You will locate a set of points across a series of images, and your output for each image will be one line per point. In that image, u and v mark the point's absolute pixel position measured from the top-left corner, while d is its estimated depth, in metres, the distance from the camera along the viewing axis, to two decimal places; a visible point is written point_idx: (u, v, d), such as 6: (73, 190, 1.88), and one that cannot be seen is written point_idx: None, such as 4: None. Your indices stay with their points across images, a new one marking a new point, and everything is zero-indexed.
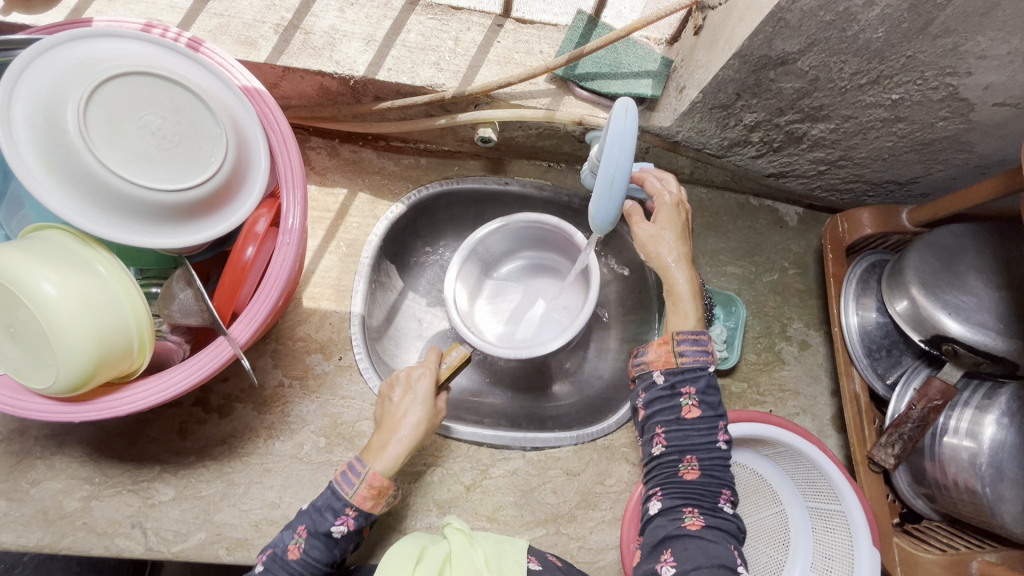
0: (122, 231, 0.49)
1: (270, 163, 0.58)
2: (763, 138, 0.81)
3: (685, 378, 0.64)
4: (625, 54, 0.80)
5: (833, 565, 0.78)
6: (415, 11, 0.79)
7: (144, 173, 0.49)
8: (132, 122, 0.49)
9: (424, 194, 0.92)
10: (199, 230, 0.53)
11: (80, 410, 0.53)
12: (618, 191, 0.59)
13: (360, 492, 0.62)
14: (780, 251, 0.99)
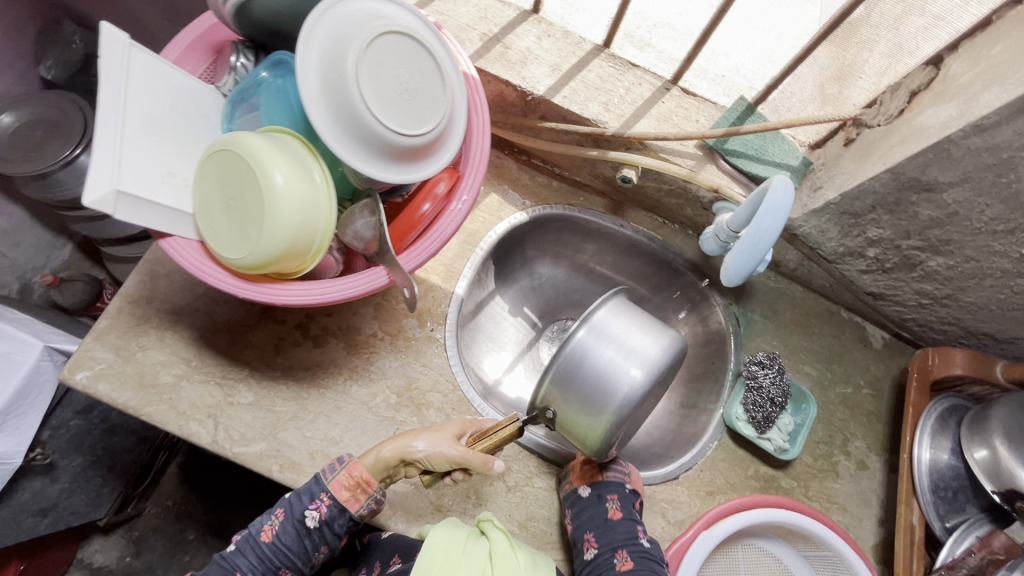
0: (348, 152, 0.57)
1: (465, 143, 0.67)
2: (879, 255, 0.86)
3: (609, 488, 0.81)
4: (771, 144, 0.87)
5: None
6: (599, 56, 0.89)
7: (387, 113, 0.57)
8: (390, 69, 0.57)
9: (547, 212, 1.00)
10: (400, 174, 0.60)
11: (246, 288, 0.60)
12: (762, 248, 0.64)
13: (338, 479, 0.75)
14: (859, 369, 1.00)
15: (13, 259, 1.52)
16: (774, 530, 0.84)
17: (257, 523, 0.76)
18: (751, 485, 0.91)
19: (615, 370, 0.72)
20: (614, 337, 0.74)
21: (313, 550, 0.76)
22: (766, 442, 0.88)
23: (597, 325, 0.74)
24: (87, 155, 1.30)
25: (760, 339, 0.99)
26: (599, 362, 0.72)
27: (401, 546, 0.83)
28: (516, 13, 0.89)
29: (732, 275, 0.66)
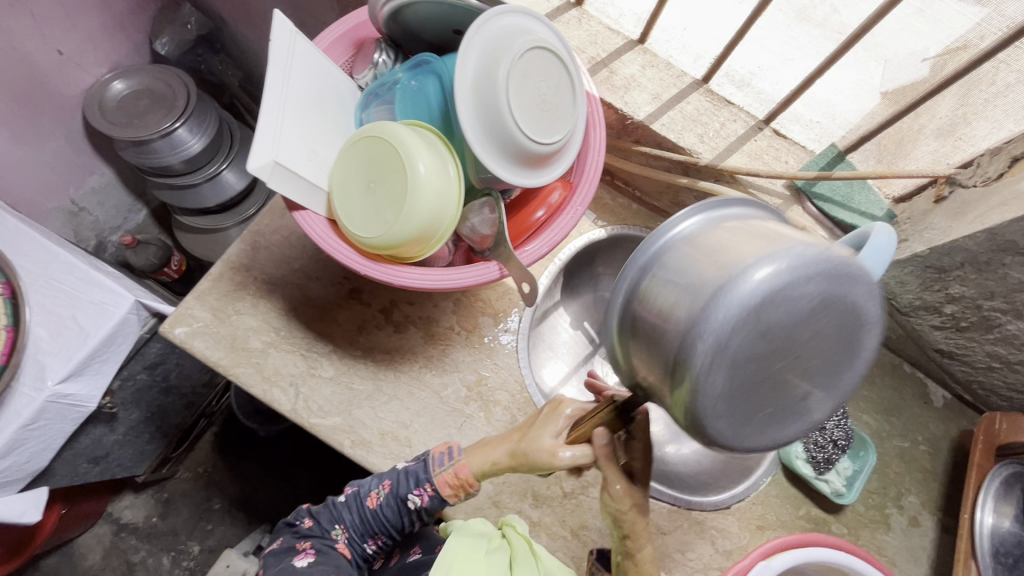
0: (485, 152, 0.61)
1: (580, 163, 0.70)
2: (955, 313, 0.87)
3: None
4: (858, 193, 0.89)
5: None
6: (699, 90, 0.93)
7: (522, 117, 0.61)
8: (533, 82, 0.62)
9: (625, 232, 1.03)
10: (524, 178, 0.64)
11: (369, 266, 0.63)
12: None
13: (444, 475, 0.75)
14: (917, 425, 1.00)
15: (95, 216, 1.60)
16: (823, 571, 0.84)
17: (364, 487, 0.78)
18: (801, 526, 0.91)
19: (695, 286, 0.42)
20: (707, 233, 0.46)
21: (410, 523, 0.78)
22: (824, 483, 0.90)
23: (683, 238, 0.47)
24: (184, 128, 1.38)
25: None
26: (673, 280, 0.44)
27: (425, 540, 0.85)
28: (623, 42, 0.94)
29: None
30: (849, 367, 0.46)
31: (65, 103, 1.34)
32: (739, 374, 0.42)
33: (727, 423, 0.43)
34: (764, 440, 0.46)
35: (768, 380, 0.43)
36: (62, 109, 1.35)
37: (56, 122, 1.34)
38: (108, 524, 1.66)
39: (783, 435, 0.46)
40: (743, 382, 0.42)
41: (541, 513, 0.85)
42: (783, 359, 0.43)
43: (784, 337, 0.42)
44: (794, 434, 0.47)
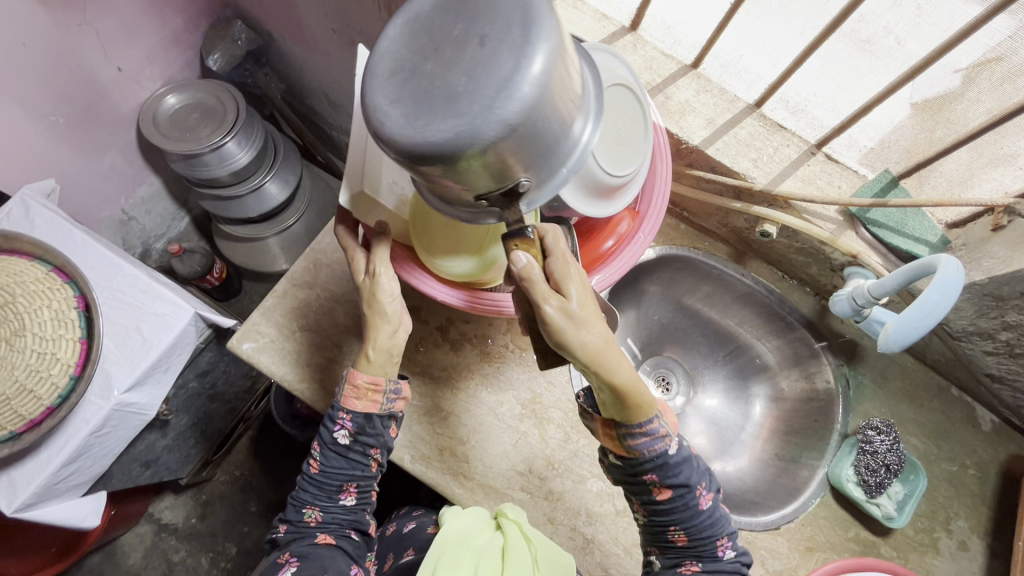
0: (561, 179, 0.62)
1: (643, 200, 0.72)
2: (1010, 339, 0.87)
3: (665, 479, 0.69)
4: (912, 219, 0.90)
5: None
6: (752, 115, 0.95)
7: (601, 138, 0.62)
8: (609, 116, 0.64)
9: (674, 252, 1.06)
10: (590, 207, 0.65)
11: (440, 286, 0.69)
12: (928, 323, 0.68)
13: (347, 394, 0.73)
14: (965, 448, 1.00)
15: (143, 225, 1.65)
16: None
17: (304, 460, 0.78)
18: (850, 548, 0.92)
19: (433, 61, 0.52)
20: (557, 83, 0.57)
21: (367, 459, 0.76)
22: (875, 507, 0.90)
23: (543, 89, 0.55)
24: (233, 142, 1.41)
25: (867, 404, 1.01)
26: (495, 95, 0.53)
27: (417, 541, 0.93)
28: (677, 68, 0.97)
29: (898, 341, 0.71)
30: (507, 56, 0.49)
31: (122, 116, 1.40)
32: (461, 107, 0.49)
33: (397, 116, 0.52)
34: (450, 128, 0.49)
35: (406, 56, 0.53)
36: (119, 123, 1.40)
37: (114, 135, 1.41)
38: (150, 524, 1.71)
39: (468, 115, 0.49)
40: (375, 66, 0.55)
41: (595, 531, 0.86)
42: (442, 63, 0.51)
43: (439, 47, 0.51)
44: (465, 123, 0.49)
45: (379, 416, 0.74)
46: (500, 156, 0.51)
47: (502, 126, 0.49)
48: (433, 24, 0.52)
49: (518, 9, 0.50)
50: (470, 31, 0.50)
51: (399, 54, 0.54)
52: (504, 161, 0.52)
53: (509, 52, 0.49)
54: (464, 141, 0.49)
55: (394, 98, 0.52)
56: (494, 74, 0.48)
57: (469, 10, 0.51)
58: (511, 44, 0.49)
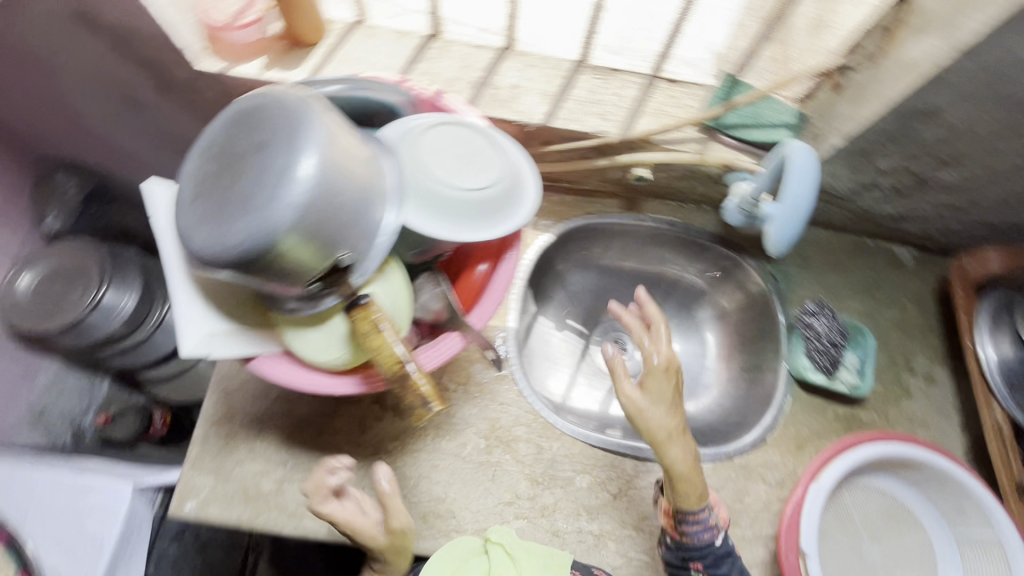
0: (443, 228, 0.60)
1: (537, 204, 0.65)
2: (892, 182, 0.89)
3: (693, 556, 0.74)
4: (764, 108, 0.91)
5: None
6: (582, 72, 0.93)
7: (448, 173, 0.61)
8: (444, 151, 0.62)
9: (570, 225, 1.03)
10: (492, 227, 0.62)
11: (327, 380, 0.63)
12: (802, 212, 0.70)
13: None
14: (899, 289, 1.04)
15: (61, 410, 1.54)
16: (874, 467, 0.85)
17: None
18: (835, 429, 0.94)
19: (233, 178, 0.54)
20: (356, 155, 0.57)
21: None
22: (839, 384, 0.92)
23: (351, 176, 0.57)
24: (110, 293, 1.33)
25: (801, 288, 1.03)
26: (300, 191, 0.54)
27: None
28: (494, 54, 0.94)
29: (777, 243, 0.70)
30: (286, 150, 0.50)
31: None
32: (243, 205, 0.50)
33: (198, 235, 0.52)
34: (239, 235, 0.49)
35: (201, 179, 0.54)
36: None
37: None
38: None
39: (255, 217, 0.49)
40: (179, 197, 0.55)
41: (601, 524, 0.85)
42: (230, 173, 0.52)
43: (224, 163, 0.53)
44: (254, 224, 0.49)
45: None
46: (307, 237, 0.51)
47: (293, 217, 0.49)
48: (217, 143, 0.54)
49: (289, 109, 0.52)
50: (251, 142, 0.52)
51: (196, 182, 0.54)
52: (314, 240, 0.52)
53: (281, 155, 0.50)
54: (264, 237, 0.49)
55: (196, 217, 0.52)
56: (272, 174, 0.49)
57: (245, 128, 0.53)
58: (285, 136, 0.51)
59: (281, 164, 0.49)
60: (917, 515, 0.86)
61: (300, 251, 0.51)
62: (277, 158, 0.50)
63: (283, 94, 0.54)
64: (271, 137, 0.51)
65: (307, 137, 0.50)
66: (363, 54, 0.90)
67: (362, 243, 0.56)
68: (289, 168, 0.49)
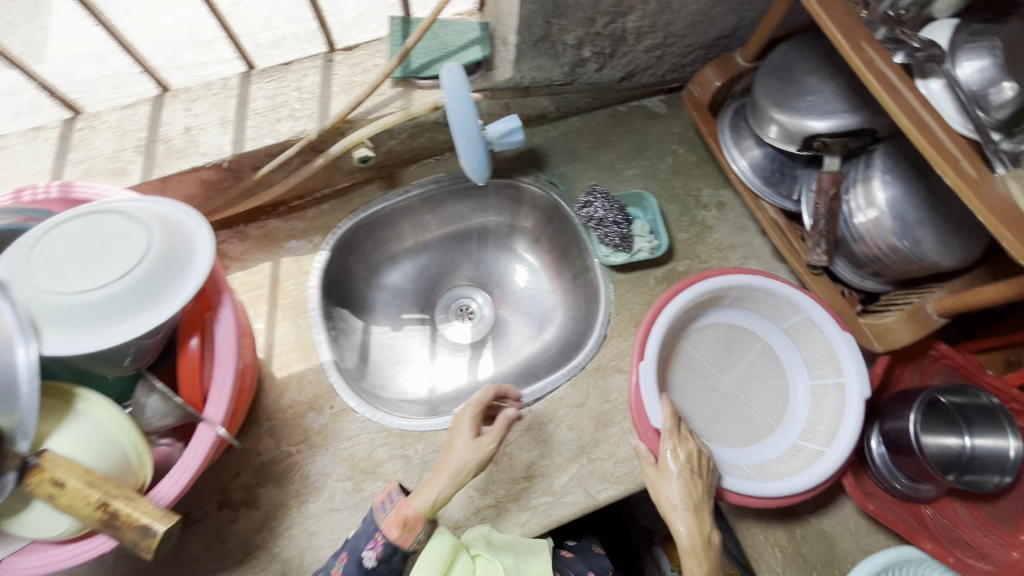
0: (109, 333, 0.52)
1: (213, 252, 0.58)
2: (594, 50, 0.89)
3: None
4: (446, 35, 0.87)
5: (824, 362, 0.86)
6: (252, 81, 0.85)
7: (80, 278, 0.53)
8: (69, 255, 0.54)
9: (341, 232, 0.97)
10: (166, 302, 0.54)
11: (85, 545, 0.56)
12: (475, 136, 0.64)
13: None
14: (664, 138, 1.06)
15: None
16: (695, 311, 0.89)
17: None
18: (660, 292, 0.97)
19: None
20: None
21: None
22: (640, 253, 0.94)
23: None
24: None
25: (581, 180, 1.03)
26: None
27: None
28: (150, 104, 0.83)
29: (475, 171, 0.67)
30: None
31: None
32: None
33: None
34: None
35: None
36: None
37: None
38: None
39: None
40: None
41: (493, 493, 0.85)
42: None
43: None
44: None
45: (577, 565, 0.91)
46: None
47: None
48: None
49: None
50: None
51: None
52: None
53: None
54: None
55: None
56: None
57: None
58: None
59: None
60: (749, 328, 0.93)
61: None
62: None
63: None
64: None
65: None
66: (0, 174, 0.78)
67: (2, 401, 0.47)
68: None
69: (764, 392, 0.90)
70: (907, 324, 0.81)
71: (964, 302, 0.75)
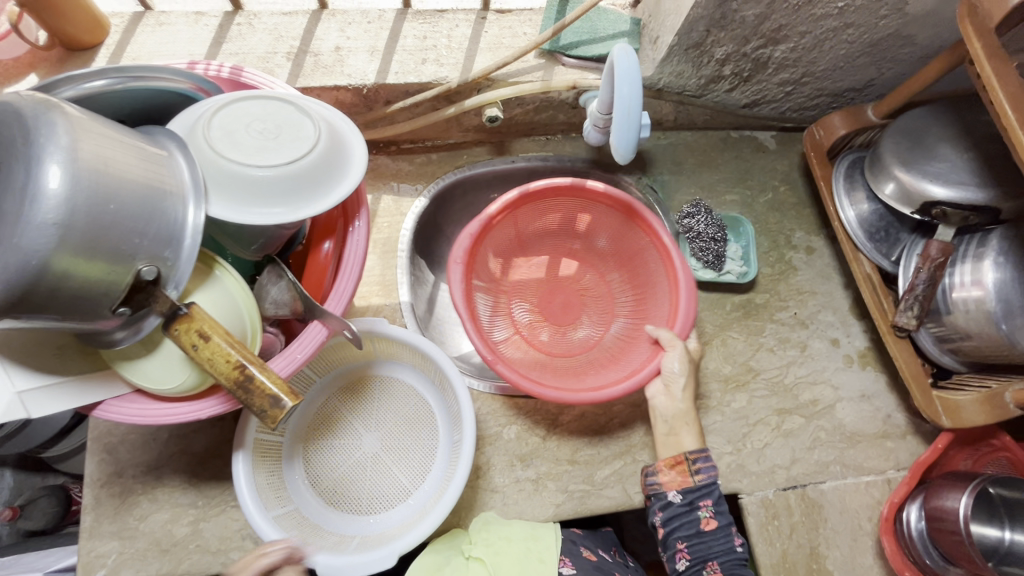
0: (267, 211, 0.55)
1: (369, 162, 0.61)
2: (734, 70, 0.91)
3: (700, 495, 0.75)
4: (599, 21, 0.89)
5: (323, 441, 0.80)
6: (407, 20, 0.88)
7: (249, 155, 0.55)
8: (243, 131, 0.56)
9: (442, 185, 0.99)
10: (324, 198, 0.57)
11: (182, 407, 0.57)
12: (635, 120, 0.66)
13: (660, 475, 0.77)
14: (768, 173, 1.07)
15: None
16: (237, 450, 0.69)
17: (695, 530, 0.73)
18: (735, 318, 0.98)
19: None
20: (138, 148, 0.50)
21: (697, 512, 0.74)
22: (728, 275, 0.96)
23: (145, 162, 0.49)
24: None
25: (679, 193, 1.04)
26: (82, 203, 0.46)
27: None
28: (307, 18, 0.86)
29: (621, 153, 0.68)
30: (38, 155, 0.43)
31: None
32: (11, 225, 0.43)
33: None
34: (8, 265, 0.42)
35: None
36: None
37: None
38: None
39: (21, 243, 0.42)
40: None
41: (537, 468, 0.86)
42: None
43: None
44: (30, 246, 0.42)
45: (689, 489, 0.75)
46: (92, 252, 0.45)
47: (70, 227, 0.43)
48: None
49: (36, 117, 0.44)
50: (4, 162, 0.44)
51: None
52: (102, 253, 0.46)
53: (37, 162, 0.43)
54: (34, 265, 0.43)
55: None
56: (29, 186, 0.42)
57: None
58: (33, 137, 0.43)
59: (40, 170, 0.42)
60: (323, 411, 0.82)
61: (90, 269, 0.45)
62: (33, 160, 0.43)
63: (24, 95, 0.46)
64: (20, 142, 0.43)
65: (57, 137, 0.43)
66: (157, 46, 0.80)
67: (167, 252, 0.50)
68: (59, 171, 0.43)
69: (384, 463, 0.80)
70: (982, 409, 0.81)
71: None
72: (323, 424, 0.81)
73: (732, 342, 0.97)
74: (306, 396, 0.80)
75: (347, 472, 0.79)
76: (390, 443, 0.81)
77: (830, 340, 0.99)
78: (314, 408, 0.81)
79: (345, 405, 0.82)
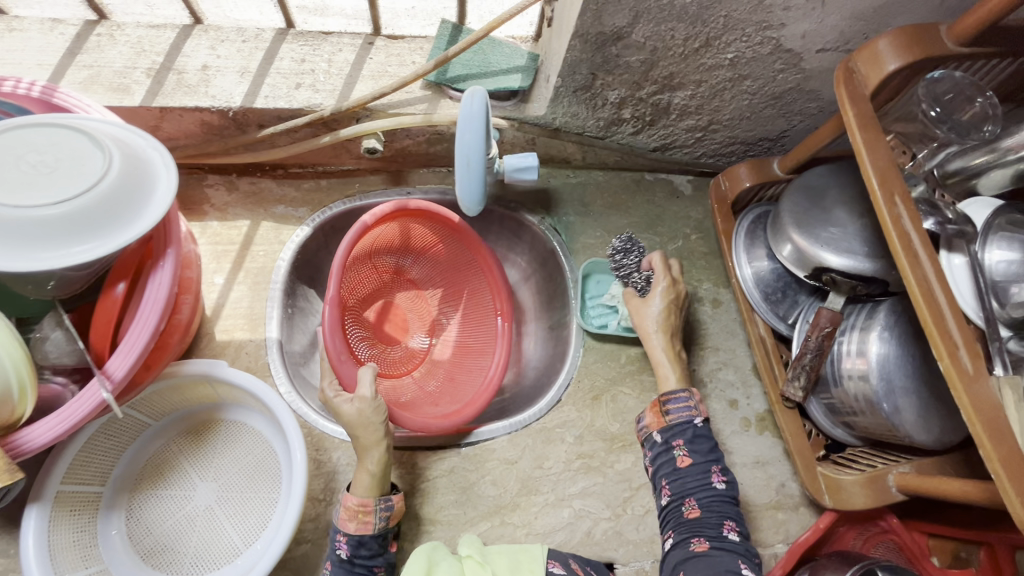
0: (33, 252, 0.50)
1: (173, 196, 0.55)
2: (634, 113, 0.86)
3: (674, 433, 0.75)
4: (491, 54, 0.85)
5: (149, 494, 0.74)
6: (286, 41, 0.82)
7: (17, 191, 0.50)
8: (14, 164, 0.51)
9: (328, 214, 0.94)
10: (107, 236, 0.52)
11: None
12: (475, 169, 0.63)
13: (645, 419, 0.78)
14: (680, 220, 1.03)
15: None
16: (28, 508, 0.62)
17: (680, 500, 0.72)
18: (629, 372, 0.93)
19: None
20: None
21: (675, 450, 0.74)
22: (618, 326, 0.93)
23: None
24: None
25: (583, 236, 0.99)
26: None
27: None
28: (176, 32, 0.80)
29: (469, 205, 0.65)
30: None
31: None
32: None
33: None
34: None
35: None
36: None
37: None
38: None
39: None
40: None
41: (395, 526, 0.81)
42: None
43: None
44: None
45: (666, 428, 0.76)
46: None
47: None
48: None
49: None
50: None
51: None
52: None
53: None
54: None
55: None
56: None
57: None
58: None
59: None
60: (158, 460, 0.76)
61: None
62: None
63: None
64: None
65: None
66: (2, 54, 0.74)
67: None
68: None
69: (215, 517, 0.74)
70: (864, 491, 0.76)
71: (921, 485, 0.70)
72: (153, 473, 0.75)
73: (623, 398, 0.91)
74: (135, 443, 0.74)
75: (172, 529, 0.73)
76: (226, 494, 0.75)
77: (728, 401, 0.94)
78: (143, 457, 0.75)
79: (182, 451, 0.77)
